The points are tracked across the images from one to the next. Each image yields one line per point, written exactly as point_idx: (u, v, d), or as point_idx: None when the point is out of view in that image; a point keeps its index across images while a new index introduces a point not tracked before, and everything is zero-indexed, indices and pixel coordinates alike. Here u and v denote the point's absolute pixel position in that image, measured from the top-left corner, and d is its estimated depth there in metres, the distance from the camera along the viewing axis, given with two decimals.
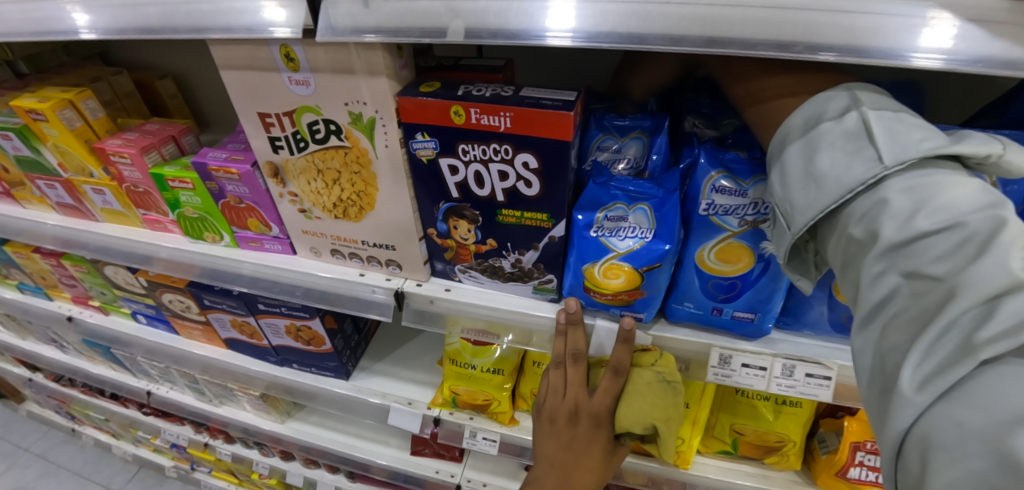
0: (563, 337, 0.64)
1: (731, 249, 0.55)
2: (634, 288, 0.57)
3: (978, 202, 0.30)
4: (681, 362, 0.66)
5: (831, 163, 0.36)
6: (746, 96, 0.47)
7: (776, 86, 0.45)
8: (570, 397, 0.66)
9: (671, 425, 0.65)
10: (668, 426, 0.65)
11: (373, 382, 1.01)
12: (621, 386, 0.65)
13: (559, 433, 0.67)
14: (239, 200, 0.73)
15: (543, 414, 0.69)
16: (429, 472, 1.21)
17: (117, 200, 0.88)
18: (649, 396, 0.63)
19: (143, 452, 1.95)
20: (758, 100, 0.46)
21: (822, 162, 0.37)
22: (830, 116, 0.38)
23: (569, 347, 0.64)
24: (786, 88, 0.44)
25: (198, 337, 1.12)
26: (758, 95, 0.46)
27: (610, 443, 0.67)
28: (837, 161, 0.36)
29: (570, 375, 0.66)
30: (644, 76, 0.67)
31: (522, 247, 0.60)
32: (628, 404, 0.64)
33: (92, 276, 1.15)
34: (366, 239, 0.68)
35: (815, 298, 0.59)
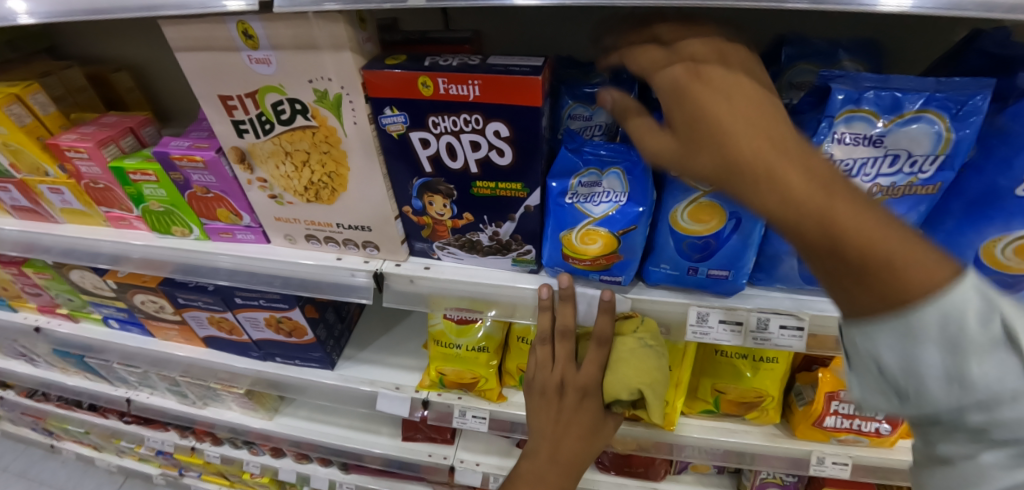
0: (550, 312, 0.64)
1: (702, 209, 0.56)
2: (611, 252, 0.58)
3: None
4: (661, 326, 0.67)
5: (983, 372, 0.28)
6: (805, 218, 0.30)
7: (853, 215, 0.29)
8: (559, 370, 0.68)
9: (660, 387, 0.66)
10: (656, 389, 0.65)
11: (360, 370, 1.01)
12: (606, 356, 0.67)
13: (550, 405, 0.69)
14: (207, 190, 0.71)
15: (533, 389, 0.70)
16: (422, 456, 1.22)
17: (76, 199, 0.84)
18: (633, 363, 0.65)
19: (128, 462, 1.91)
20: (832, 232, 0.29)
21: (972, 370, 0.28)
22: (974, 310, 0.28)
23: (558, 323, 0.65)
24: (862, 219, 0.29)
25: (175, 337, 1.10)
26: (829, 225, 0.29)
27: (599, 410, 0.68)
28: (991, 371, 0.28)
29: (559, 350, 0.68)
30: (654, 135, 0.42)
31: (498, 220, 0.60)
32: (614, 372, 0.66)
33: (57, 282, 1.11)
34: (340, 222, 0.67)
35: (784, 252, 0.61)
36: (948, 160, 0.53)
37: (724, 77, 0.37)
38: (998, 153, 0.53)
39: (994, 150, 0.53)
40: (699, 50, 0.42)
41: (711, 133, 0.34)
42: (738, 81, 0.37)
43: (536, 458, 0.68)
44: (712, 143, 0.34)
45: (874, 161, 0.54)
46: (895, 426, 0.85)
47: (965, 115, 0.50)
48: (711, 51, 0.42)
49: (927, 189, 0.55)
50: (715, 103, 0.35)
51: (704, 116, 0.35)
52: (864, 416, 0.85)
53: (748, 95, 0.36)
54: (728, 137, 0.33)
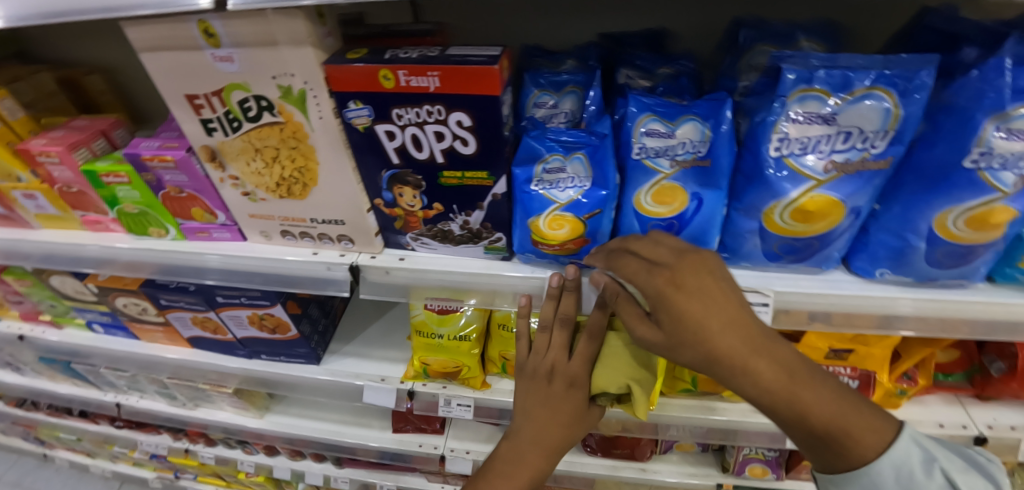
0: (555, 300, 0.65)
1: (664, 191, 0.57)
2: (579, 236, 0.60)
3: None
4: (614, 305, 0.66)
5: None
6: (786, 406, 0.43)
7: (815, 399, 0.43)
8: (551, 358, 0.69)
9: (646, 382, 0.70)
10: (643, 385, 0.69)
11: (346, 363, 1.02)
12: (597, 350, 0.69)
13: (538, 390, 0.70)
14: (180, 189, 0.71)
15: (524, 372, 0.72)
16: (413, 447, 1.24)
17: (51, 204, 0.84)
18: (624, 357, 0.68)
19: (122, 467, 1.91)
20: (803, 415, 0.43)
21: None
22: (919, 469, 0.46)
23: (559, 311, 0.66)
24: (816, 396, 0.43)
25: (160, 339, 1.10)
26: (800, 410, 0.43)
27: (585, 402, 0.70)
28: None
29: (554, 339, 0.68)
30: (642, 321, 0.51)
31: (467, 208, 0.62)
32: (604, 366, 0.69)
33: (38, 288, 1.11)
34: (313, 217, 0.68)
35: (747, 230, 0.62)
36: (898, 135, 0.54)
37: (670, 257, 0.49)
38: (945, 127, 0.54)
39: (941, 124, 0.55)
40: (665, 254, 0.50)
41: (698, 338, 0.44)
42: (706, 284, 0.46)
43: (518, 439, 0.70)
44: (708, 350, 0.43)
45: (827, 139, 0.55)
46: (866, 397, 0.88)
47: (911, 91, 0.52)
48: (671, 255, 0.49)
49: (880, 164, 0.55)
50: (698, 309, 0.44)
51: (690, 322, 0.44)
52: None
53: (719, 298, 0.45)
54: (716, 343, 0.43)
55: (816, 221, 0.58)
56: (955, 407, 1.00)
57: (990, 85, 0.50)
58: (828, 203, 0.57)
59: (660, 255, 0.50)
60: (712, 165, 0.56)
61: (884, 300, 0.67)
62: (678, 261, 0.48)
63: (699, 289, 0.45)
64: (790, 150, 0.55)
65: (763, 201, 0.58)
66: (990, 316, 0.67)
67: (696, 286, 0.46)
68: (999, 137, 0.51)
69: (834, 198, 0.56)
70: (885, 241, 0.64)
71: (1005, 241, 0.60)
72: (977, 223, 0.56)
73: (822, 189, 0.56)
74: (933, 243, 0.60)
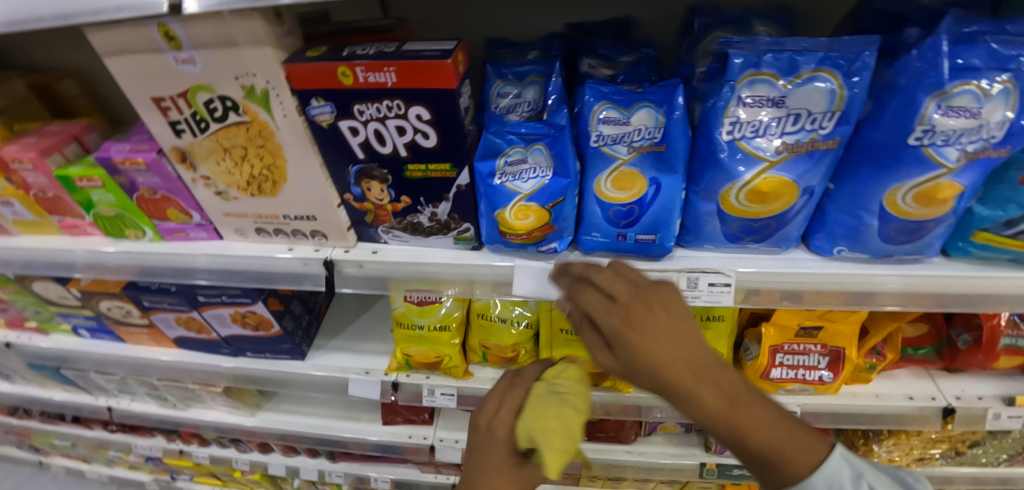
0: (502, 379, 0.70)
1: (624, 177, 0.59)
2: (545, 224, 0.61)
3: None
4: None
5: None
6: (727, 431, 0.44)
7: (757, 421, 0.43)
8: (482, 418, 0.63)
9: (562, 438, 0.55)
10: (552, 431, 0.55)
11: (331, 357, 1.04)
12: (519, 403, 0.62)
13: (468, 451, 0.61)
14: (153, 191, 0.72)
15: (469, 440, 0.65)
16: (403, 438, 1.26)
17: (27, 210, 0.84)
18: (536, 406, 0.60)
19: (119, 471, 1.93)
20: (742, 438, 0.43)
21: None
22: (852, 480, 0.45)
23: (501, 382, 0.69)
24: (757, 417, 0.43)
25: (146, 341, 1.11)
26: (741, 434, 0.43)
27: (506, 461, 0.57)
28: None
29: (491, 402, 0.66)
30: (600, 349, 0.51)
31: (434, 200, 0.63)
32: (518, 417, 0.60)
33: (22, 295, 1.11)
34: (286, 214, 0.70)
35: (706, 213, 0.64)
36: (843, 115, 0.55)
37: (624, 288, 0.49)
38: (889, 106, 0.56)
39: (885, 104, 0.56)
40: (617, 283, 0.50)
41: (650, 374, 0.44)
42: (657, 315, 0.46)
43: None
44: (660, 381, 0.44)
45: (777, 121, 0.56)
46: (836, 372, 0.91)
47: (854, 69, 0.53)
48: (625, 287, 0.49)
49: (829, 144, 0.57)
50: (650, 345, 0.44)
51: (643, 356, 0.44)
52: (808, 365, 0.91)
53: (671, 328, 0.45)
54: (667, 375, 0.43)
55: (770, 203, 0.60)
56: (925, 379, 1.03)
57: (929, 65, 0.51)
58: (781, 183, 0.58)
59: (617, 285, 0.50)
60: (667, 150, 0.57)
61: (844, 277, 0.68)
62: (632, 297, 0.48)
63: (652, 324, 0.45)
64: (742, 133, 0.57)
65: (718, 185, 0.60)
66: (945, 288, 0.69)
67: (647, 321, 0.45)
68: (940, 115, 0.52)
69: (785, 179, 0.58)
70: (841, 221, 0.66)
71: (956, 215, 0.62)
72: (924, 199, 0.58)
73: (775, 171, 0.58)
74: (884, 220, 0.62)
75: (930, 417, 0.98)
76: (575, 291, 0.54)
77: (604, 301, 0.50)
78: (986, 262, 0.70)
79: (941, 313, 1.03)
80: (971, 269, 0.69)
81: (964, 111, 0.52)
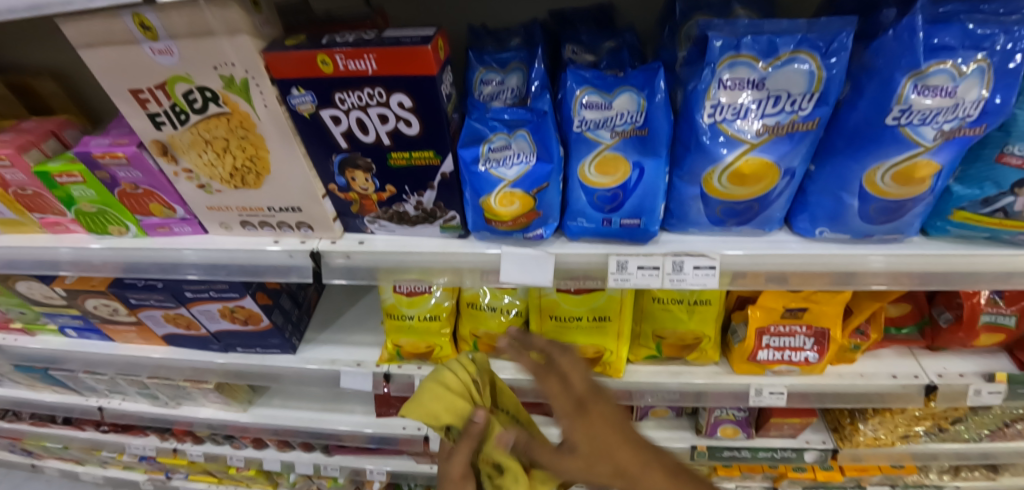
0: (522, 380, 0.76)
1: (607, 161, 0.60)
2: (530, 210, 0.62)
3: None
4: (568, 276, 0.69)
5: None
6: None
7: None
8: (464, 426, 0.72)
9: (439, 388, 0.63)
10: (427, 387, 0.64)
11: (322, 350, 1.04)
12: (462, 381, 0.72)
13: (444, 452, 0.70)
14: (135, 186, 0.71)
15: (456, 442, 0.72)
16: (397, 430, 1.28)
17: (7, 209, 0.83)
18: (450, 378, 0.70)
19: (113, 471, 1.92)
20: None
21: None
22: None
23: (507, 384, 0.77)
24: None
25: (135, 339, 1.11)
26: None
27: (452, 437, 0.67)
28: None
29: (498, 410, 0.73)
30: (560, 454, 0.55)
31: (419, 189, 0.63)
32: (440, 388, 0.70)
33: (5, 296, 1.09)
34: (271, 205, 0.69)
35: (689, 196, 0.64)
36: (822, 96, 0.55)
37: (577, 380, 0.59)
38: (866, 87, 0.56)
39: (863, 85, 0.57)
40: (570, 372, 0.59)
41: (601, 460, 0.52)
42: (602, 404, 0.56)
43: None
44: (615, 465, 0.51)
45: (759, 103, 0.56)
46: (822, 353, 0.93)
47: (831, 50, 0.53)
48: (576, 375, 0.59)
49: (808, 125, 0.57)
50: (600, 432, 0.53)
51: (597, 439, 0.52)
52: (793, 346, 0.93)
53: (614, 416, 0.55)
54: (618, 455, 0.52)
55: (751, 185, 0.60)
56: (908, 358, 1.05)
57: (904, 46, 0.52)
58: (762, 165, 0.59)
59: (570, 376, 0.59)
60: (650, 134, 0.57)
61: (827, 257, 0.68)
62: (583, 388, 0.57)
63: (598, 414, 0.54)
64: (723, 116, 0.57)
65: (700, 168, 0.61)
66: (925, 266, 0.70)
67: (595, 410, 0.55)
68: (915, 94, 0.53)
69: (766, 160, 0.59)
70: (822, 202, 0.67)
71: (934, 194, 0.63)
72: (903, 179, 0.59)
73: (756, 152, 0.58)
74: (864, 200, 0.63)
75: (914, 394, 1.01)
76: (536, 369, 0.60)
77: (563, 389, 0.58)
78: (961, 240, 0.72)
79: (923, 293, 1.04)
80: (948, 248, 0.70)
81: (939, 90, 0.53)
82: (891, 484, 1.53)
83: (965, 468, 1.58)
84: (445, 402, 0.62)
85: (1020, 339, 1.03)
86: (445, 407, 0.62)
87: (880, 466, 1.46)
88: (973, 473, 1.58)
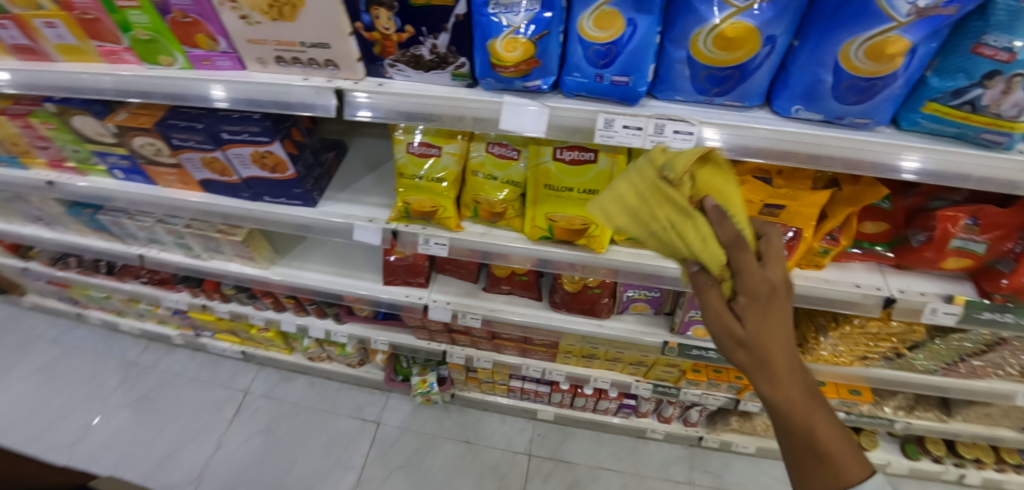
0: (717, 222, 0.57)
1: (604, 16, 0.65)
2: (531, 58, 0.69)
3: None
4: (562, 132, 0.75)
5: None
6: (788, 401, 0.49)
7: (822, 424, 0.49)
8: None
9: (633, 174, 0.65)
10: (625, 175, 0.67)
11: (338, 207, 1.16)
12: (660, 184, 0.62)
13: None
14: (185, 14, 0.80)
15: None
16: (401, 296, 1.43)
17: (70, 33, 0.91)
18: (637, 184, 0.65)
19: (150, 324, 2.19)
20: (798, 417, 0.49)
21: None
22: None
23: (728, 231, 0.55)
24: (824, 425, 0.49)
25: (176, 183, 1.24)
26: (800, 416, 0.49)
27: None
28: None
29: None
30: (719, 313, 0.53)
31: (435, 32, 0.72)
32: None
33: (62, 132, 1.21)
34: (303, 41, 0.77)
35: (677, 61, 0.70)
36: None
37: (779, 291, 0.51)
38: None
39: None
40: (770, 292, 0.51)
41: (768, 350, 0.49)
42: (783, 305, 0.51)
43: None
44: (762, 360, 0.49)
45: None
46: (790, 251, 1.02)
47: None
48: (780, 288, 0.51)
49: None
50: (780, 391, 0.49)
51: (764, 335, 0.49)
52: None
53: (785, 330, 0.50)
54: (773, 355, 0.49)
55: (733, 51, 0.65)
56: (875, 273, 1.13)
57: None
58: (746, 31, 0.62)
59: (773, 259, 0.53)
60: None
61: (801, 135, 0.73)
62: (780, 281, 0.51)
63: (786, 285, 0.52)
64: None
65: (688, 30, 0.65)
66: (893, 160, 0.74)
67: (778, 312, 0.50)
68: None
69: (750, 26, 0.62)
70: (801, 80, 0.71)
71: (904, 80, 0.66)
72: (874, 55, 0.62)
73: (740, 17, 0.62)
74: (837, 76, 0.67)
75: (871, 305, 1.09)
76: (734, 239, 0.54)
77: (747, 275, 0.52)
78: (930, 137, 0.75)
79: (902, 214, 1.09)
80: (918, 140, 0.74)
81: None
82: (846, 412, 1.65)
83: (920, 408, 1.70)
84: (640, 183, 0.64)
85: (984, 269, 1.07)
86: (641, 187, 0.64)
87: (837, 390, 1.59)
88: (927, 413, 1.70)
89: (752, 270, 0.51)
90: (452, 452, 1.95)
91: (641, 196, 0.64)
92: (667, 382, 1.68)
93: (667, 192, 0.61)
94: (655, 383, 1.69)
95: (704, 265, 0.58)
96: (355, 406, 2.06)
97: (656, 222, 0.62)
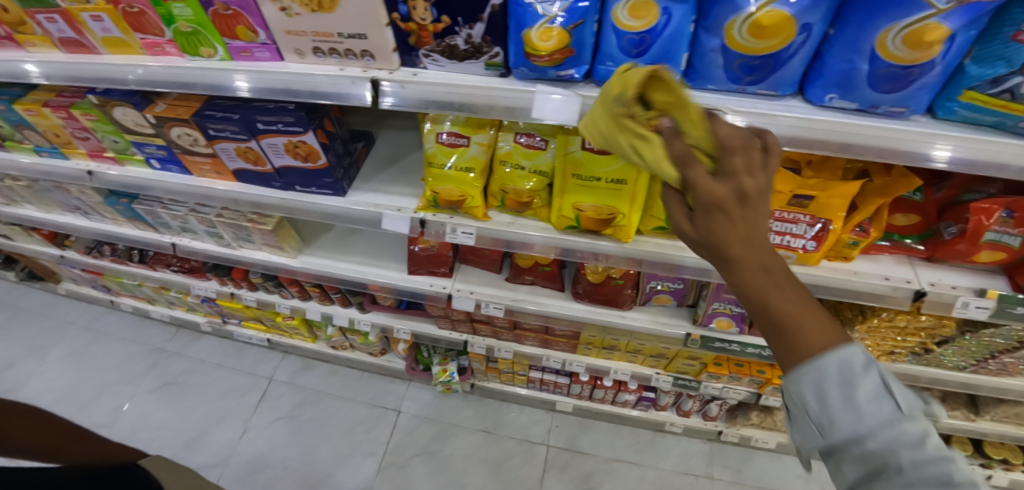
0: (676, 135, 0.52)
1: (639, 5, 0.65)
2: (565, 47, 0.70)
3: (883, 413, 0.41)
4: None
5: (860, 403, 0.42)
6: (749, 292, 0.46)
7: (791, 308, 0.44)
8: None
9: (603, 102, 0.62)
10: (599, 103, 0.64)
11: (367, 196, 1.18)
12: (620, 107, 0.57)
13: None
14: (226, 6, 0.82)
15: None
16: (424, 285, 1.46)
17: (115, 26, 0.94)
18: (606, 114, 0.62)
19: (179, 312, 2.26)
20: (763, 307, 0.45)
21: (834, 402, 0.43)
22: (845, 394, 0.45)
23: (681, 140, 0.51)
24: (791, 308, 0.44)
25: (209, 173, 1.27)
26: (762, 305, 0.45)
27: None
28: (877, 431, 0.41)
29: None
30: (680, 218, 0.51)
31: (471, 22, 0.73)
32: None
33: (102, 123, 1.25)
34: (341, 31, 0.79)
35: (710, 49, 0.70)
36: None
37: (730, 191, 0.45)
38: None
39: None
40: (721, 197, 0.45)
41: (718, 249, 0.46)
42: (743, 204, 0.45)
43: None
44: (718, 256, 0.46)
45: None
46: (818, 242, 1.01)
47: None
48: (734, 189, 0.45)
49: None
50: (740, 280, 0.46)
51: (713, 235, 0.46)
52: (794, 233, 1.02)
53: (742, 226, 0.45)
54: (725, 250, 0.45)
55: (768, 39, 0.65)
56: (905, 266, 1.12)
57: None
58: (782, 18, 0.62)
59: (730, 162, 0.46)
60: None
61: (834, 123, 0.73)
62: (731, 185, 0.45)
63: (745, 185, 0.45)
64: None
65: (723, 18, 0.65)
66: (928, 148, 0.73)
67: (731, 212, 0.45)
68: None
69: (786, 14, 0.62)
70: (836, 67, 0.70)
71: (943, 67, 0.66)
72: (913, 43, 0.61)
73: (776, 5, 0.61)
74: (874, 64, 0.66)
75: (901, 299, 1.07)
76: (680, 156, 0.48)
77: (697, 187, 0.46)
78: (968, 126, 0.74)
79: (934, 206, 1.07)
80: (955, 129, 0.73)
81: None
82: None
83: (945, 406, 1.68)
84: (607, 112, 0.61)
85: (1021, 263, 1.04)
86: (609, 117, 0.61)
87: None
88: (953, 411, 1.67)
89: (698, 182, 0.46)
90: (470, 441, 1.98)
91: (611, 122, 0.60)
92: (687, 375, 1.68)
93: (627, 117, 0.57)
94: (675, 376, 1.69)
95: (668, 182, 0.54)
96: (375, 394, 2.11)
97: (624, 147, 0.59)
